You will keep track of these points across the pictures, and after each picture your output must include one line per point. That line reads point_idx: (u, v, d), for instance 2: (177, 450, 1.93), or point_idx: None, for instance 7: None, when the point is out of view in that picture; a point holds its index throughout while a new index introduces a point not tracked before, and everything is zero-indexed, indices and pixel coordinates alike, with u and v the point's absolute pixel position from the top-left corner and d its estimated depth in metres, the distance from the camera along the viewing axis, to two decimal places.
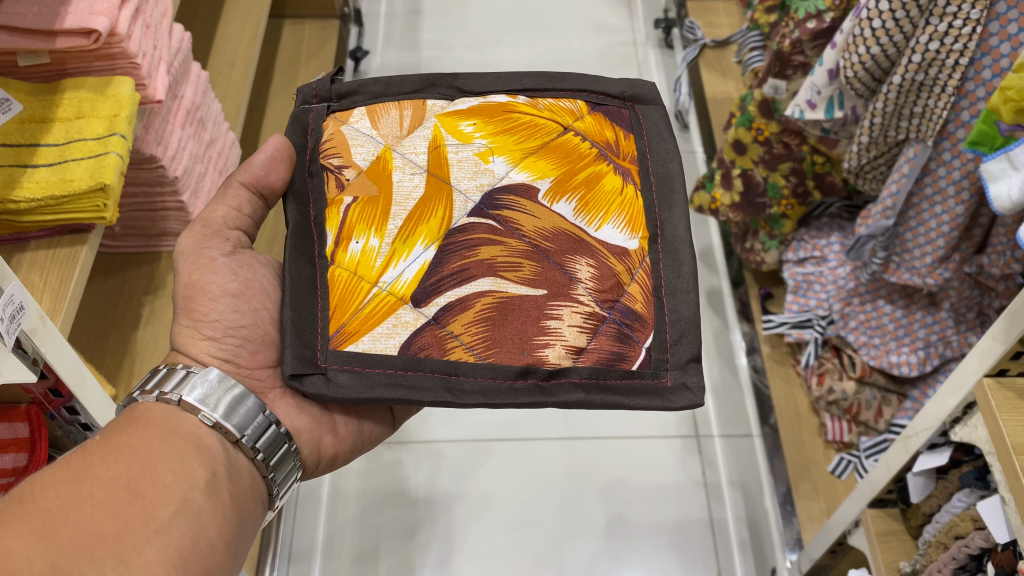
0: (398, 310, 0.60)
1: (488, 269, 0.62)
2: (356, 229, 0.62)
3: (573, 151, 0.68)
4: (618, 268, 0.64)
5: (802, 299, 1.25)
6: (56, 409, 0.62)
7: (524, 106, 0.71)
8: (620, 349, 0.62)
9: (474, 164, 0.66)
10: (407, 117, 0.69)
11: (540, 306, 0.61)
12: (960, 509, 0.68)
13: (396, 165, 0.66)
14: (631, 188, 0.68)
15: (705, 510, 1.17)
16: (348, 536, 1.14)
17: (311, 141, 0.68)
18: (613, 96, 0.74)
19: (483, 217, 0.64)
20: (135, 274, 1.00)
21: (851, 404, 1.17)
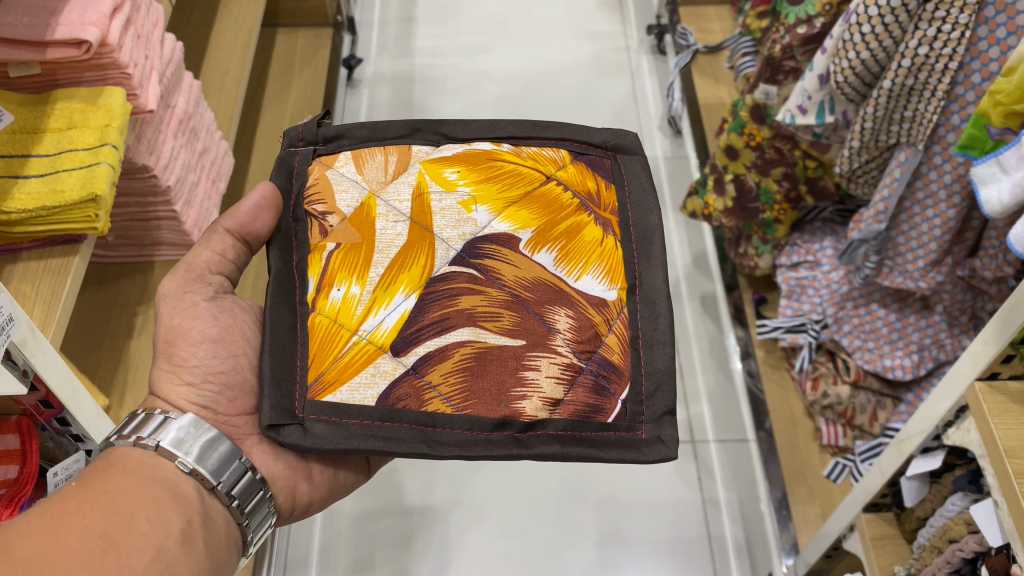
0: (377, 359, 0.60)
1: (468, 319, 0.62)
2: (337, 276, 0.62)
3: (555, 202, 0.68)
4: (596, 318, 0.64)
5: (795, 304, 1.25)
6: (47, 420, 0.61)
7: (508, 155, 0.71)
8: (597, 402, 0.62)
9: (457, 213, 0.66)
10: (392, 162, 0.69)
11: (519, 356, 0.61)
12: (954, 512, 0.68)
13: (379, 212, 0.66)
14: (610, 239, 0.68)
15: (701, 528, 1.16)
16: (342, 545, 1.14)
17: (295, 186, 0.68)
18: (595, 145, 0.75)
19: (465, 266, 0.64)
20: (128, 283, 1.00)
21: (846, 409, 1.16)
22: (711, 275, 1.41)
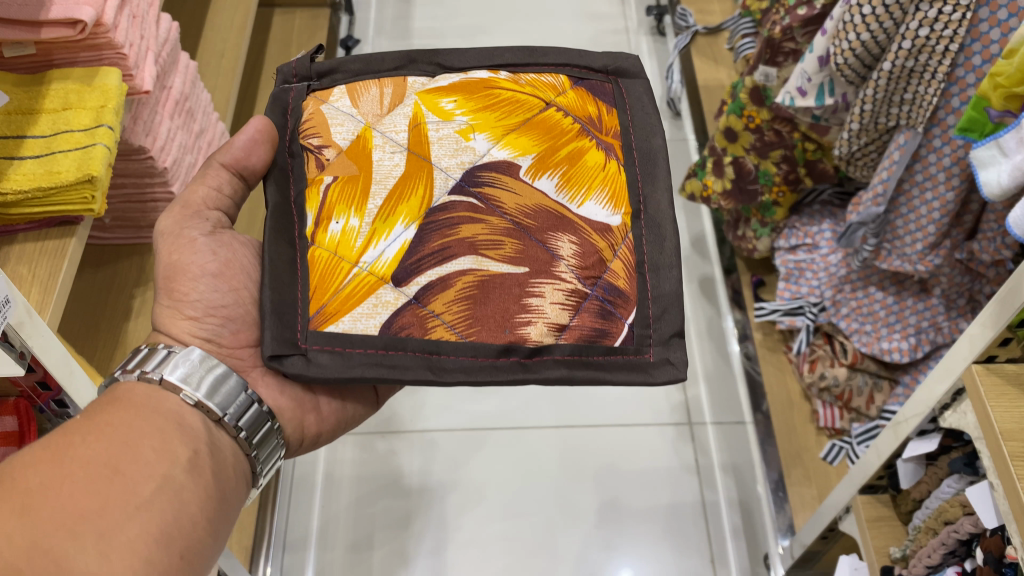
0: (378, 290, 0.60)
1: (469, 248, 0.62)
2: (336, 209, 0.62)
3: (555, 127, 0.69)
4: (600, 244, 0.65)
5: (793, 287, 1.24)
6: (45, 402, 0.61)
7: (506, 82, 0.71)
8: (603, 325, 0.62)
9: (456, 142, 0.66)
10: (387, 95, 0.69)
11: (521, 284, 0.62)
12: (949, 494, 0.67)
13: (376, 144, 0.66)
14: (614, 163, 0.68)
15: (697, 494, 1.18)
16: (341, 526, 1.15)
17: (290, 122, 0.67)
18: (595, 70, 0.74)
19: (465, 195, 0.64)
20: (127, 266, 0.99)
21: (842, 391, 1.16)
22: (710, 258, 1.41)
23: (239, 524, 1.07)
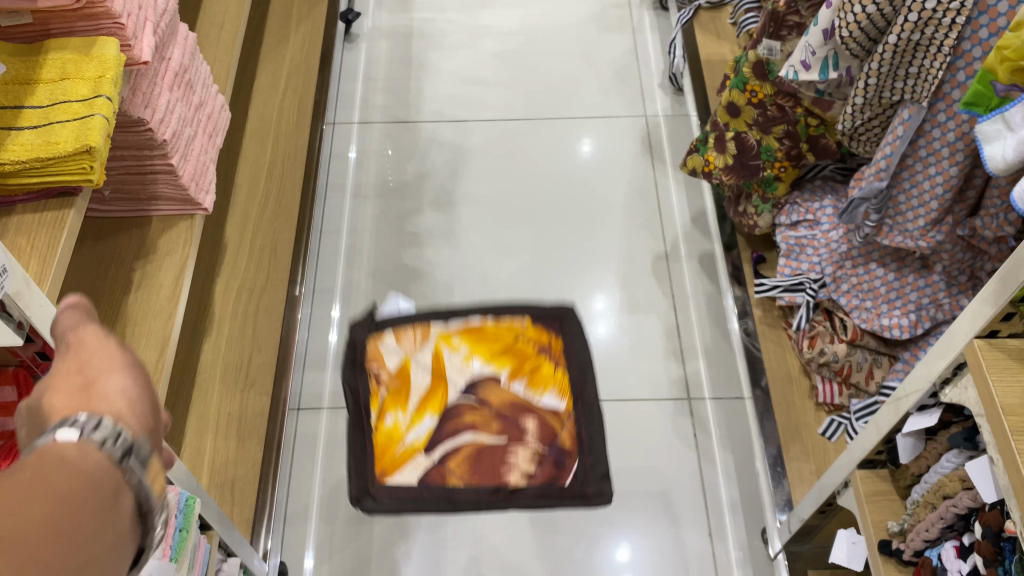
0: (415, 457, 0.74)
1: (468, 426, 0.75)
2: (388, 407, 0.76)
3: (520, 352, 0.80)
4: (553, 420, 0.75)
5: (794, 263, 1.23)
6: (43, 372, 0.59)
7: (496, 321, 0.82)
8: (557, 468, 0.73)
9: (460, 365, 0.78)
10: (419, 333, 0.81)
11: (503, 451, 0.73)
12: (949, 469, 0.67)
13: (416, 364, 0.79)
14: (559, 370, 0.79)
15: (696, 468, 1.26)
16: (345, 495, 1.24)
17: (354, 354, 0.80)
18: (547, 308, 0.83)
19: (467, 396, 0.76)
20: (126, 238, 0.98)
21: (841, 366, 1.15)
22: (710, 236, 1.51)
23: (241, 495, 1.05)
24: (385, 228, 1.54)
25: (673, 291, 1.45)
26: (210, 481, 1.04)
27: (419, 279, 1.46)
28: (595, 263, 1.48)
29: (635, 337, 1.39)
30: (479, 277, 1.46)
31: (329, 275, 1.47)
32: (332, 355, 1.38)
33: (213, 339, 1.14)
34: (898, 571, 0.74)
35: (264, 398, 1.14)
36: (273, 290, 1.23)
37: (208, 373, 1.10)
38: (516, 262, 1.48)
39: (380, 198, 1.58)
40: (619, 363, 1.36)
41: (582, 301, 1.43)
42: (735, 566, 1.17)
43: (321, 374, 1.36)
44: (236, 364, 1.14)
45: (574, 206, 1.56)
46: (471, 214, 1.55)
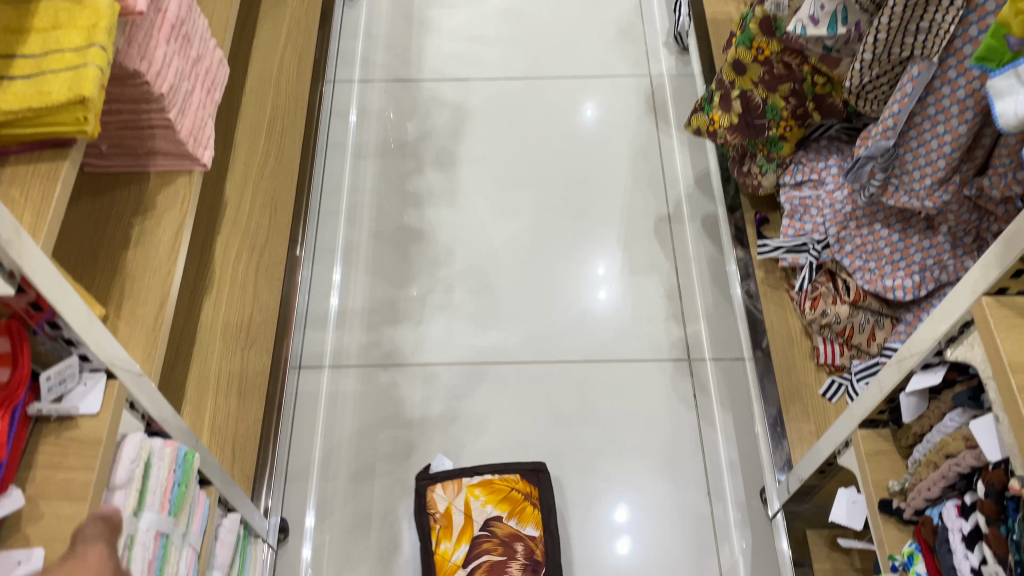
0: (457, 572, 1.08)
1: (475, 549, 1.09)
2: (443, 538, 1.11)
3: (515, 501, 1.14)
4: (534, 545, 1.10)
5: (797, 224, 1.21)
6: (37, 324, 0.57)
7: (499, 481, 1.16)
8: (531, 572, 1.08)
9: (479, 508, 1.13)
10: (448, 489, 1.15)
11: (506, 573, 1.08)
12: (951, 428, 0.67)
13: (453, 506, 1.13)
14: (532, 507, 1.14)
15: (695, 430, 1.26)
16: (344, 454, 1.24)
17: (417, 501, 1.15)
18: (526, 465, 1.18)
19: (485, 530, 1.11)
20: (123, 194, 0.97)
21: (843, 328, 1.14)
22: (713, 198, 1.50)
23: (242, 451, 1.04)
24: (386, 188, 1.52)
25: (675, 254, 1.44)
26: (210, 439, 1.03)
27: (420, 239, 1.45)
28: (598, 226, 1.47)
29: (637, 300, 1.38)
30: (480, 237, 1.45)
31: (329, 234, 1.46)
32: (333, 315, 1.37)
33: (213, 299, 1.14)
34: (897, 529, 0.74)
35: (265, 355, 1.13)
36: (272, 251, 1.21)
37: (208, 335, 1.10)
38: (517, 223, 1.47)
39: (380, 157, 1.56)
40: (620, 326, 1.36)
41: (583, 265, 1.42)
42: (734, 524, 1.18)
43: (323, 333, 1.35)
44: (236, 324, 1.13)
45: (575, 167, 1.55)
46: (473, 174, 1.54)
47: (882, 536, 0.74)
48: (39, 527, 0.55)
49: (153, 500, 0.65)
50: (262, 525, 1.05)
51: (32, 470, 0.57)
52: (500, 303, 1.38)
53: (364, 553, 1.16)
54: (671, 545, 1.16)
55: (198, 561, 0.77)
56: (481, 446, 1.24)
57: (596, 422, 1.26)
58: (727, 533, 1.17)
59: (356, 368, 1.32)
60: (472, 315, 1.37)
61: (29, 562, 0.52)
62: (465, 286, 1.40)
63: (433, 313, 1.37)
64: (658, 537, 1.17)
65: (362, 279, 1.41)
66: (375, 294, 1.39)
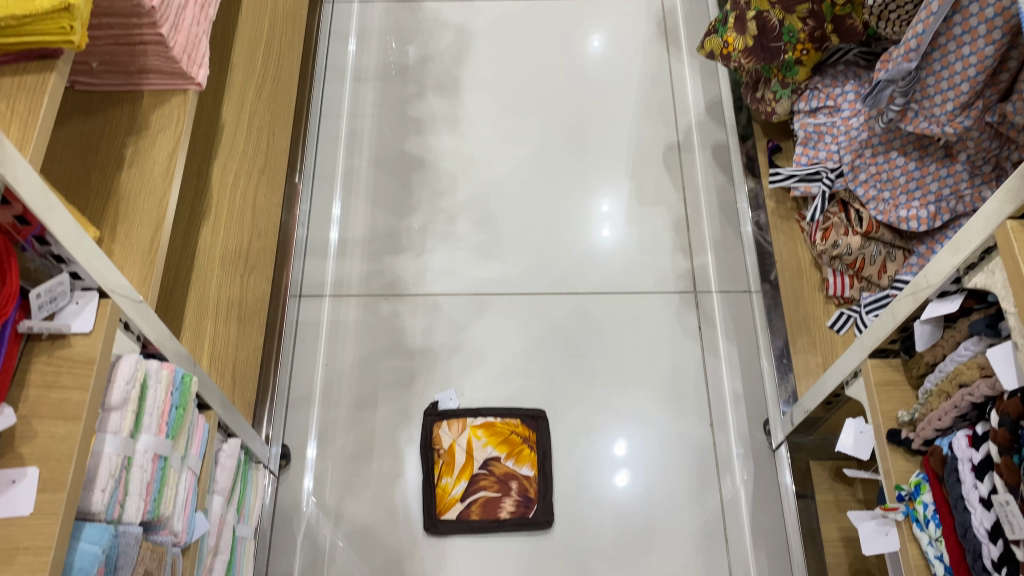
0: (453, 504, 1.14)
1: (474, 483, 1.16)
2: (445, 472, 1.16)
3: (514, 443, 1.18)
4: (528, 482, 1.16)
5: (811, 152, 1.18)
6: (24, 239, 0.55)
7: (500, 423, 1.19)
8: (524, 506, 1.14)
9: (479, 448, 1.18)
10: (454, 428, 1.19)
11: (498, 506, 1.14)
12: (966, 357, 0.66)
13: (457, 445, 1.18)
14: (529, 447, 1.18)
15: (700, 362, 1.25)
16: (346, 383, 1.24)
17: (426, 438, 1.18)
18: (530, 407, 1.20)
19: (484, 468, 1.17)
20: (116, 114, 0.94)
21: (854, 260, 1.12)
22: (725, 126, 1.46)
23: (241, 379, 1.04)
24: (387, 114, 1.48)
25: (683, 183, 1.41)
26: (211, 364, 1.01)
27: (422, 167, 1.42)
28: (605, 155, 1.44)
29: (643, 231, 1.36)
30: (484, 166, 1.42)
31: (329, 161, 1.43)
32: (333, 243, 1.35)
33: (211, 226, 1.09)
34: (905, 460, 0.73)
35: (264, 282, 1.12)
36: (270, 176, 1.20)
37: (207, 259, 1.06)
38: (522, 151, 1.44)
39: (381, 82, 1.52)
40: (625, 258, 1.34)
41: (589, 194, 1.40)
42: (737, 456, 1.18)
43: (324, 262, 1.34)
44: (236, 249, 1.10)
45: (582, 95, 1.50)
46: (477, 101, 1.50)
47: (889, 467, 0.73)
48: (33, 447, 0.54)
49: (150, 422, 0.64)
50: (264, 451, 1.05)
51: (25, 388, 0.56)
52: (503, 233, 1.36)
53: (366, 480, 1.17)
54: (673, 475, 1.16)
55: (199, 484, 0.77)
56: (484, 376, 1.23)
57: (600, 353, 1.25)
58: (730, 464, 1.18)
59: (357, 297, 1.30)
60: (476, 245, 1.34)
61: (24, 481, 0.52)
62: (469, 215, 1.37)
63: (436, 243, 1.35)
64: (660, 467, 1.17)
65: (363, 207, 1.38)
66: (376, 222, 1.37)
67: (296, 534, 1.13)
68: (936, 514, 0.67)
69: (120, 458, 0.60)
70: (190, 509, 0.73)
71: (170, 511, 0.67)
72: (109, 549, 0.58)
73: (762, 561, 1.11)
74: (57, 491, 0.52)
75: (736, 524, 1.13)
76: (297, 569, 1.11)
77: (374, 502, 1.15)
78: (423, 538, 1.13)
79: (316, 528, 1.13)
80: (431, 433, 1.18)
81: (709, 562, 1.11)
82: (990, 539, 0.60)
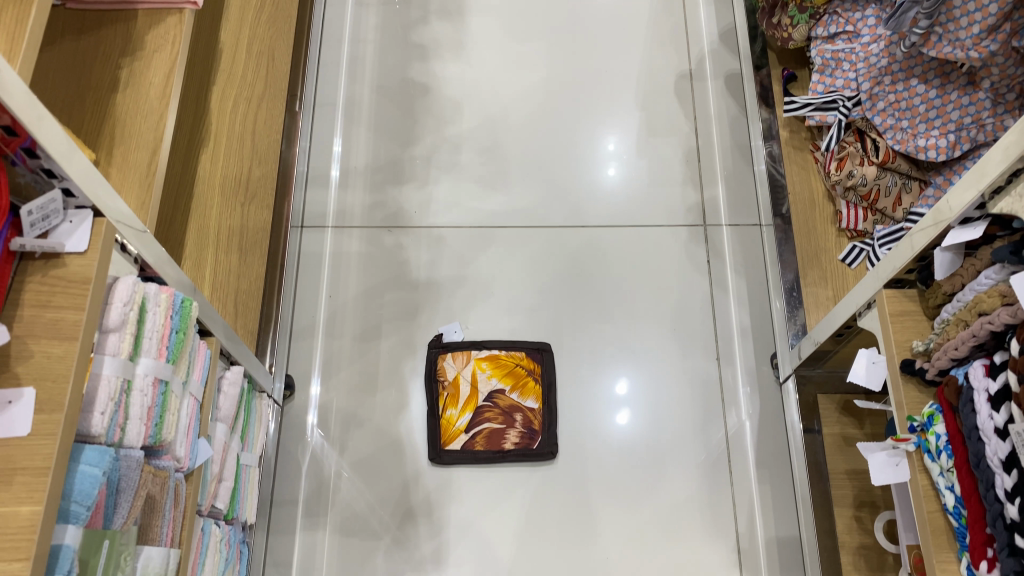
0: (458, 435, 1.14)
1: (479, 414, 1.15)
2: (449, 403, 1.15)
3: (518, 376, 1.17)
4: (532, 414, 1.15)
5: (828, 80, 1.15)
6: (13, 152, 0.53)
7: (505, 356, 1.18)
8: (528, 438, 1.13)
9: (484, 379, 1.17)
10: (459, 360, 1.18)
11: (502, 438, 1.14)
12: (986, 287, 0.64)
13: (462, 377, 1.17)
14: (533, 380, 1.17)
15: (707, 296, 1.23)
16: (349, 314, 1.22)
17: (430, 369, 1.17)
18: (534, 340, 1.19)
19: (489, 400, 1.16)
20: (110, 33, 0.90)
21: (869, 191, 1.09)
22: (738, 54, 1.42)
23: (244, 309, 1.03)
24: (389, 40, 1.44)
25: (695, 113, 1.38)
26: (213, 293, 0.99)
27: (426, 95, 1.39)
28: (614, 83, 1.40)
29: (651, 163, 1.33)
30: (489, 94, 1.38)
31: (329, 88, 1.40)
32: (336, 173, 1.33)
33: (211, 152, 1.06)
34: (918, 392, 0.72)
35: (265, 211, 1.10)
36: (270, 103, 1.17)
37: (206, 186, 1.03)
38: (528, 80, 1.40)
39: (382, 7, 1.48)
40: (632, 190, 1.31)
41: (597, 123, 1.36)
42: (742, 389, 1.18)
43: (325, 192, 1.31)
44: (236, 176, 1.07)
45: (590, 22, 1.46)
46: (483, 27, 1.45)
47: (901, 398, 0.73)
48: (30, 367, 0.53)
49: (149, 346, 0.63)
50: (266, 380, 1.05)
51: (19, 308, 0.55)
52: (509, 163, 1.33)
53: (370, 411, 1.16)
54: (678, 408, 1.16)
55: (200, 412, 0.76)
56: (489, 309, 1.22)
57: (606, 286, 1.24)
58: (735, 398, 1.17)
59: (359, 229, 1.28)
60: (480, 176, 1.32)
61: (20, 402, 0.52)
62: (473, 145, 1.34)
63: (440, 174, 1.32)
64: (665, 400, 1.16)
65: (364, 137, 1.36)
66: (379, 152, 1.34)
67: (302, 463, 1.14)
68: (949, 445, 0.66)
69: (119, 381, 0.59)
70: (193, 435, 0.73)
71: (172, 437, 0.67)
72: (111, 472, 0.58)
73: (765, 493, 1.12)
74: (53, 412, 0.52)
75: (740, 457, 1.13)
76: (302, 497, 1.12)
77: (378, 433, 1.15)
78: (428, 468, 1.13)
79: (321, 457, 1.14)
80: (435, 365, 1.17)
81: (713, 493, 1.11)
82: (1005, 470, 0.59)
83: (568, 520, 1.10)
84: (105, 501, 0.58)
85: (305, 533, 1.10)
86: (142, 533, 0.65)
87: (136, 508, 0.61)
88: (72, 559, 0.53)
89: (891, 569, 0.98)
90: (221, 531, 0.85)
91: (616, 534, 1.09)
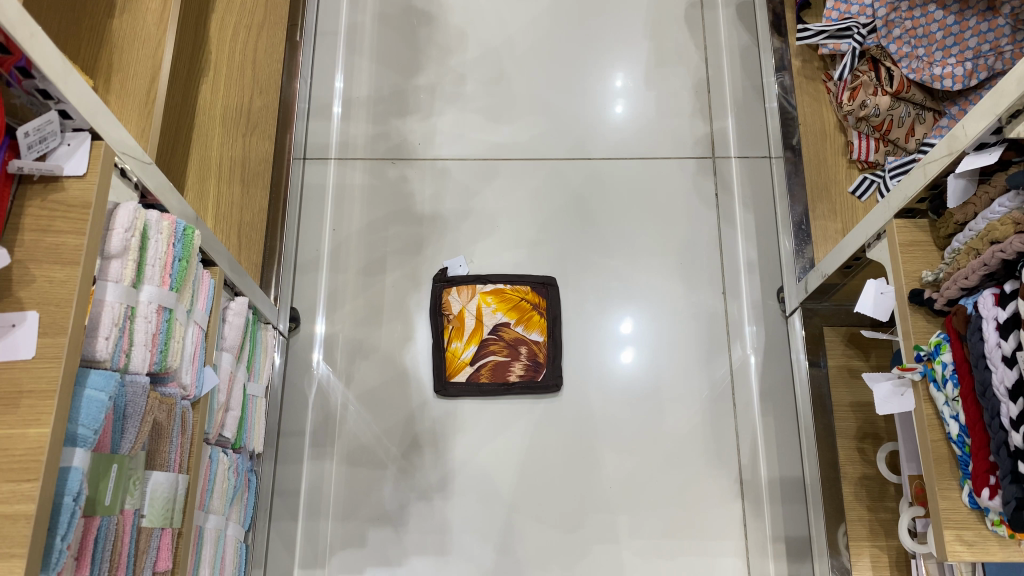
0: (462, 367, 1.14)
1: (484, 346, 1.15)
2: (455, 337, 1.16)
3: (522, 309, 1.17)
4: (536, 347, 1.15)
5: (842, 6, 1.10)
6: (7, 71, 0.51)
7: (509, 290, 1.18)
8: (533, 370, 1.14)
9: (489, 312, 1.17)
10: (464, 295, 1.17)
11: (507, 369, 1.14)
12: (999, 216, 0.62)
13: (467, 311, 1.16)
14: (537, 314, 1.17)
15: (715, 230, 1.22)
16: (354, 248, 1.22)
17: (435, 303, 1.17)
18: (539, 274, 1.19)
19: (494, 333, 1.16)
20: None
21: (882, 122, 1.06)
22: None
23: (248, 241, 1.02)
24: None
25: (705, 42, 1.35)
26: (216, 225, 0.98)
27: (430, 23, 1.35)
28: (623, 11, 1.37)
29: (660, 93, 1.31)
30: (494, 23, 1.35)
31: (331, 17, 1.37)
32: (339, 104, 1.31)
33: (211, 80, 1.05)
34: (926, 321, 0.72)
35: (266, 143, 1.09)
36: (269, 32, 1.14)
37: (207, 118, 1.02)
38: (534, 8, 1.37)
39: None
40: (640, 121, 1.29)
41: (605, 53, 1.33)
42: (748, 323, 1.17)
43: (327, 123, 1.29)
44: (236, 105, 1.06)
45: None
46: None
47: (909, 328, 0.72)
48: (32, 291, 0.53)
49: (153, 273, 0.63)
50: (270, 312, 1.05)
51: (20, 232, 0.55)
52: (515, 94, 1.30)
53: (376, 344, 1.17)
54: (682, 341, 1.16)
55: (205, 340, 0.76)
56: (494, 242, 1.21)
57: (612, 219, 1.23)
58: (740, 333, 1.17)
59: (363, 161, 1.27)
60: (485, 107, 1.29)
61: (24, 325, 0.52)
62: (478, 75, 1.31)
63: (444, 105, 1.30)
64: (670, 334, 1.16)
65: (367, 66, 1.33)
66: (381, 83, 1.32)
67: (308, 395, 1.14)
68: (954, 375, 0.65)
69: (124, 307, 0.59)
70: (199, 363, 0.73)
71: (177, 364, 0.67)
72: (117, 396, 0.59)
73: (768, 425, 1.13)
74: (58, 335, 0.52)
75: (744, 390, 1.14)
76: (310, 428, 1.13)
77: (383, 365, 1.16)
78: (434, 400, 1.13)
79: (327, 389, 1.15)
80: (440, 299, 1.17)
81: (716, 425, 1.12)
82: (1010, 398, 0.59)
83: (572, 452, 1.11)
84: (113, 425, 0.59)
85: (312, 462, 1.11)
86: (151, 458, 0.66)
87: (145, 433, 0.62)
88: (81, 482, 0.53)
89: (892, 499, 0.99)
90: (229, 459, 0.86)
91: (618, 465, 1.10)
